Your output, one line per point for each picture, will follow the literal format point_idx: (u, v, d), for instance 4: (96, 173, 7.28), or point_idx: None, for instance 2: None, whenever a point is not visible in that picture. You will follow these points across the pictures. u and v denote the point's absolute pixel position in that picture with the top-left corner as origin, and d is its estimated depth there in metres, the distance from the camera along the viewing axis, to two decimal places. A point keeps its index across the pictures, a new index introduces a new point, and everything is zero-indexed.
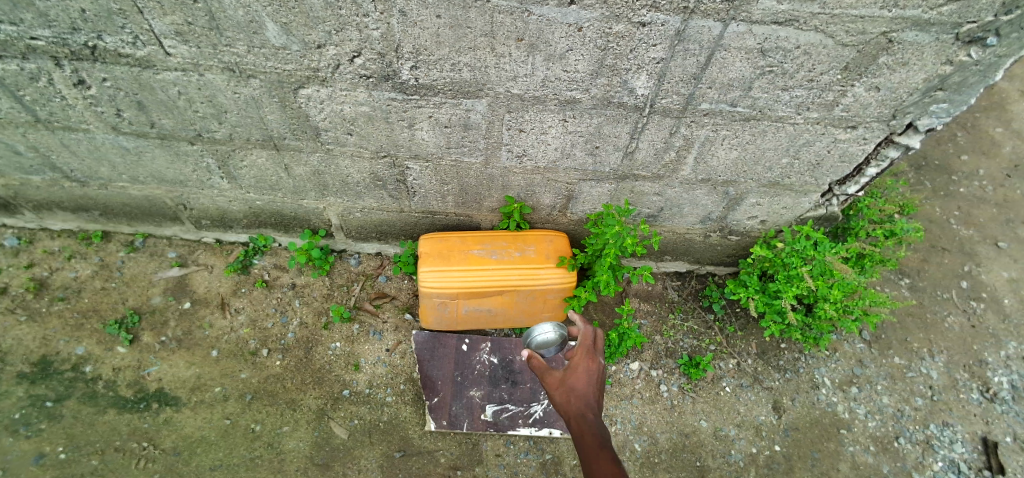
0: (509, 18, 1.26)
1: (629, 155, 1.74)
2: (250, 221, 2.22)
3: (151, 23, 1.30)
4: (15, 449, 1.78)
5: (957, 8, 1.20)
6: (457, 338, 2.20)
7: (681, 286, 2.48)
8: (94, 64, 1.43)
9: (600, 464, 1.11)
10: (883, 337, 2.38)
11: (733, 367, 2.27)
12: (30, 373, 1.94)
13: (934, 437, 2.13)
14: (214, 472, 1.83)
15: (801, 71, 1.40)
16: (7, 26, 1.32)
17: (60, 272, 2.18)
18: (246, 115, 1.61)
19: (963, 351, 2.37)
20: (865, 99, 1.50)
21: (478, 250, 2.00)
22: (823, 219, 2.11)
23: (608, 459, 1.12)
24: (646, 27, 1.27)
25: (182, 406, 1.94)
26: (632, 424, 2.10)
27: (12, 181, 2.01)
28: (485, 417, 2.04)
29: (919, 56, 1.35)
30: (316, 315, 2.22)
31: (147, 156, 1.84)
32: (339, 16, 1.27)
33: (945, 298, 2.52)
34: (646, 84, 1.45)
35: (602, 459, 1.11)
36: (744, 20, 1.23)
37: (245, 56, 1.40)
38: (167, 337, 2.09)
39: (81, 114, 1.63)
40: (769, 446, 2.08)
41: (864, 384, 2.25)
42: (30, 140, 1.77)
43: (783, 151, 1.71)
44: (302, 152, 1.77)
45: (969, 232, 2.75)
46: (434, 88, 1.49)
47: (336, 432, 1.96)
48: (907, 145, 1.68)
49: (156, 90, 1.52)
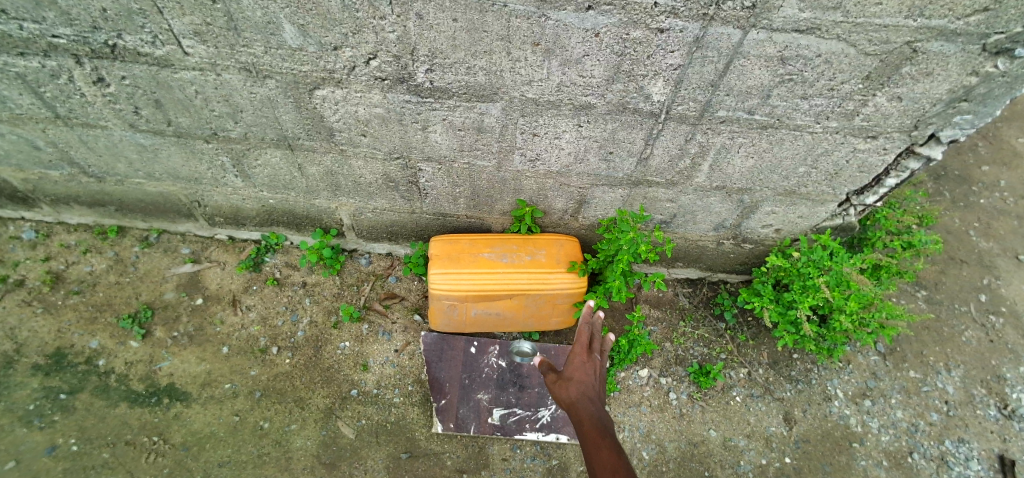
0: (526, 22, 1.25)
1: (643, 162, 1.72)
2: (263, 219, 2.24)
3: (170, 23, 1.31)
4: (28, 440, 1.81)
5: (986, 18, 1.17)
6: (466, 340, 2.19)
7: (692, 293, 2.46)
8: (113, 62, 1.44)
9: (599, 450, 1.17)
10: (898, 350, 2.33)
11: (744, 376, 2.24)
12: (45, 365, 1.96)
13: (949, 454, 2.09)
14: (222, 468, 1.84)
15: (821, 79, 1.37)
16: (29, 24, 1.34)
17: (75, 265, 2.21)
18: (261, 115, 1.61)
19: (980, 366, 2.32)
20: (887, 109, 1.47)
21: (488, 253, 1.99)
22: (839, 229, 2.08)
23: (606, 446, 1.18)
24: (665, 33, 1.25)
25: (192, 402, 1.96)
26: (640, 431, 2.08)
27: (31, 175, 2.03)
28: (492, 420, 2.03)
29: (943, 67, 1.32)
30: (326, 314, 2.23)
31: (163, 154, 1.85)
32: (356, 19, 1.27)
33: (963, 311, 2.47)
34: (663, 91, 1.43)
35: (600, 446, 1.18)
36: (765, 28, 1.21)
37: (262, 57, 1.40)
38: (179, 333, 2.10)
39: (100, 111, 1.65)
40: (779, 457, 2.06)
41: (878, 397, 2.21)
42: (50, 136, 1.79)
43: (800, 161, 1.69)
44: (316, 152, 1.78)
45: (989, 244, 2.69)
46: (449, 92, 1.49)
47: (343, 432, 1.96)
48: (929, 156, 1.64)
49: (173, 89, 1.53)
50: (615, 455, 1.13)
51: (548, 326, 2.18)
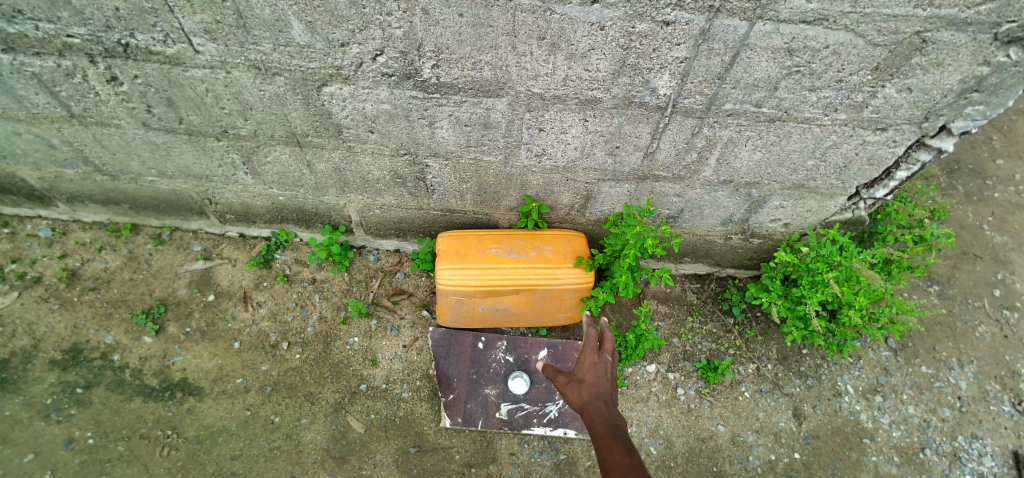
0: (531, 16, 1.26)
1: (649, 156, 1.72)
2: (273, 216, 2.26)
3: (181, 21, 1.33)
4: (47, 433, 1.85)
5: (996, 7, 1.16)
6: (473, 336, 2.20)
7: (700, 289, 2.45)
8: (126, 61, 1.47)
9: (613, 452, 1.18)
10: (910, 346, 2.31)
11: (753, 372, 2.23)
12: (62, 360, 2.01)
13: (961, 450, 2.07)
14: (234, 461, 1.87)
15: (829, 71, 1.36)
16: (45, 24, 1.37)
17: (91, 263, 2.25)
18: (271, 112, 1.64)
19: (994, 362, 2.29)
20: (896, 100, 1.46)
21: (496, 249, 2.00)
22: (849, 224, 2.06)
23: (620, 449, 1.19)
24: (670, 26, 1.26)
25: (204, 396, 1.99)
26: (648, 426, 2.08)
27: (47, 174, 2.07)
28: (500, 415, 2.04)
29: (954, 57, 1.31)
30: (335, 310, 2.25)
31: (175, 152, 1.88)
32: (363, 15, 1.29)
33: (977, 307, 2.44)
34: (669, 84, 1.43)
35: (614, 448, 1.19)
36: (771, 19, 1.21)
37: (271, 54, 1.42)
38: (192, 329, 2.14)
39: (114, 110, 1.68)
40: (788, 453, 2.05)
41: (889, 393, 2.19)
42: (65, 135, 1.83)
43: (809, 154, 1.68)
44: (324, 149, 1.80)
45: (1003, 239, 2.65)
46: (455, 87, 1.50)
47: (353, 426, 1.98)
48: (940, 148, 1.62)
49: (185, 87, 1.55)
50: (630, 460, 1.14)
51: (556, 322, 2.18)
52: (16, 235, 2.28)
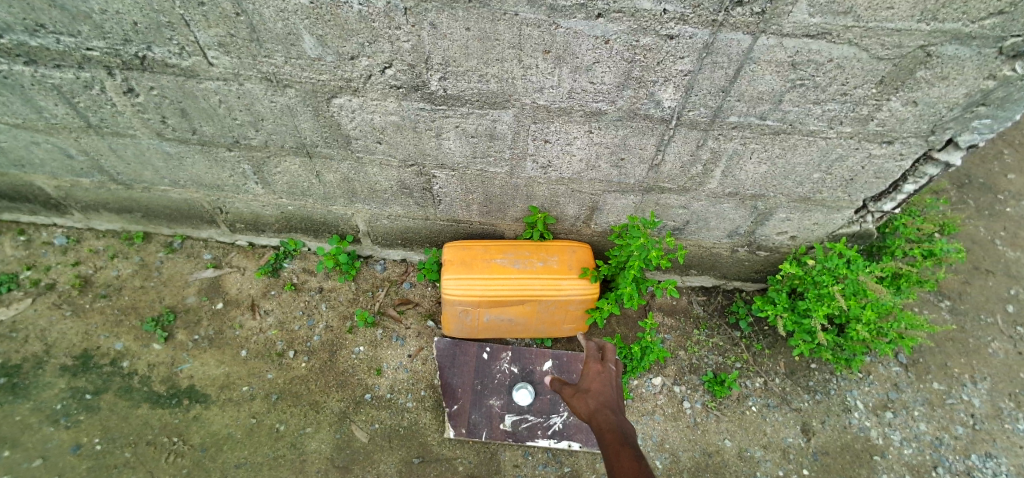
0: (536, 30, 1.28)
1: (654, 169, 1.74)
2: (282, 225, 2.29)
3: (196, 35, 1.37)
4: (55, 438, 1.87)
5: (1001, 22, 1.17)
6: (478, 346, 2.19)
7: (707, 301, 2.43)
8: (143, 73, 1.51)
9: (622, 459, 1.15)
10: (920, 361, 2.27)
11: (760, 386, 2.20)
12: (72, 366, 2.03)
13: (975, 469, 2.03)
14: (238, 469, 1.87)
15: (833, 84, 1.37)
16: (66, 38, 1.41)
17: (103, 270, 2.29)
18: (282, 123, 1.67)
19: (1009, 379, 2.24)
20: (902, 114, 1.46)
21: (501, 259, 2.00)
22: (857, 237, 2.05)
23: (629, 455, 1.16)
24: (674, 40, 1.28)
25: (210, 404, 2.00)
26: (653, 440, 2.06)
27: (64, 182, 2.12)
28: (504, 426, 2.02)
29: (959, 71, 1.31)
30: (341, 319, 2.27)
31: (189, 161, 1.92)
32: (372, 28, 1.32)
33: (989, 323, 2.40)
34: (673, 97, 1.44)
35: (624, 455, 1.17)
36: (775, 33, 1.23)
37: (282, 67, 1.46)
38: (200, 336, 2.16)
39: (130, 121, 1.72)
40: (797, 470, 2.01)
41: (900, 409, 2.15)
42: (82, 144, 1.87)
43: (815, 167, 1.68)
44: (334, 159, 1.83)
45: (1016, 254, 2.62)
46: (461, 99, 1.52)
47: (357, 435, 1.98)
48: (947, 161, 1.62)
49: (199, 99, 1.59)
50: (640, 466, 1.11)
51: (561, 332, 2.19)
52: (32, 242, 2.33)
